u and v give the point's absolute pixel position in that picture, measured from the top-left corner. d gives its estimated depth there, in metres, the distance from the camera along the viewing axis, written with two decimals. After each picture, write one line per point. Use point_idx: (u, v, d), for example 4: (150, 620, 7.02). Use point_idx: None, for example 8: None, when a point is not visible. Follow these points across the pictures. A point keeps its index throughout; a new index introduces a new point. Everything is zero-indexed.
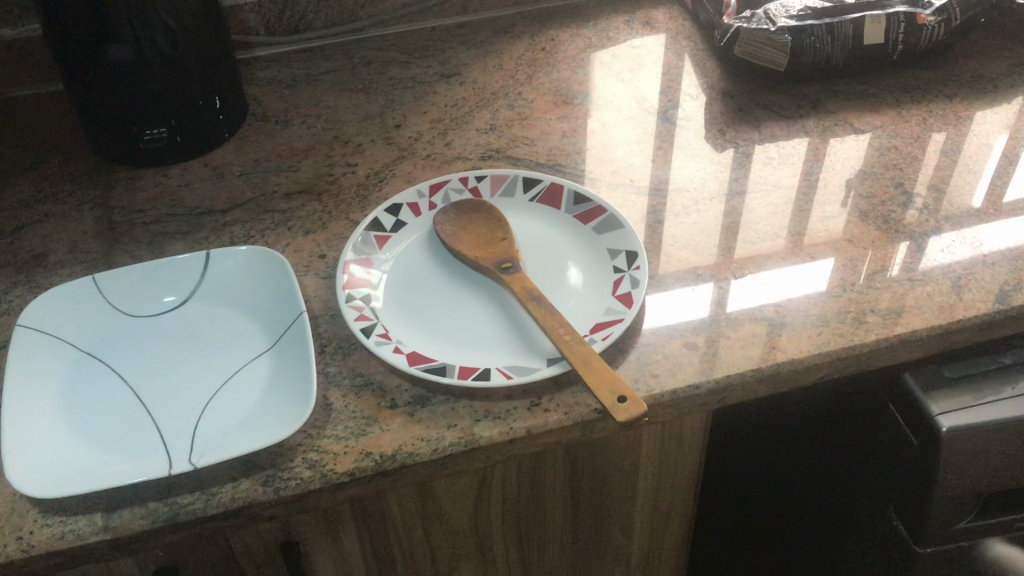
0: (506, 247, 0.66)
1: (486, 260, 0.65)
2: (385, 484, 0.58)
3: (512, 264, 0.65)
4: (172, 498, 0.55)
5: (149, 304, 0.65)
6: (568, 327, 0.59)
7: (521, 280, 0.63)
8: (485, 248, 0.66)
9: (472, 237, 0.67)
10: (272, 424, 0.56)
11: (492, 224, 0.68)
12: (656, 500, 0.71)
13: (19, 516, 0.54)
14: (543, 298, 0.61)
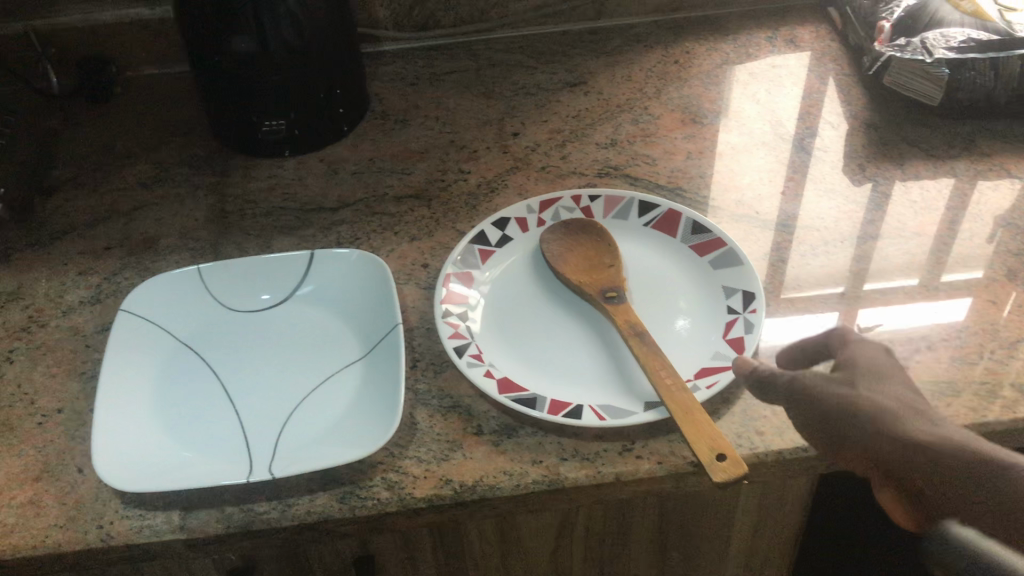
0: (612, 275, 0.63)
1: (591, 286, 0.62)
2: (462, 514, 0.56)
3: (617, 294, 0.61)
4: (249, 504, 0.54)
5: (246, 300, 0.65)
6: (669, 370, 0.55)
7: (625, 313, 0.60)
8: (591, 273, 0.63)
9: (578, 260, 0.64)
10: (352, 441, 0.55)
11: (601, 248, 0.65)
12: (751, 552, 0.67)
13: (102, 505, 0.54)
14: (646, 334, 0.58)
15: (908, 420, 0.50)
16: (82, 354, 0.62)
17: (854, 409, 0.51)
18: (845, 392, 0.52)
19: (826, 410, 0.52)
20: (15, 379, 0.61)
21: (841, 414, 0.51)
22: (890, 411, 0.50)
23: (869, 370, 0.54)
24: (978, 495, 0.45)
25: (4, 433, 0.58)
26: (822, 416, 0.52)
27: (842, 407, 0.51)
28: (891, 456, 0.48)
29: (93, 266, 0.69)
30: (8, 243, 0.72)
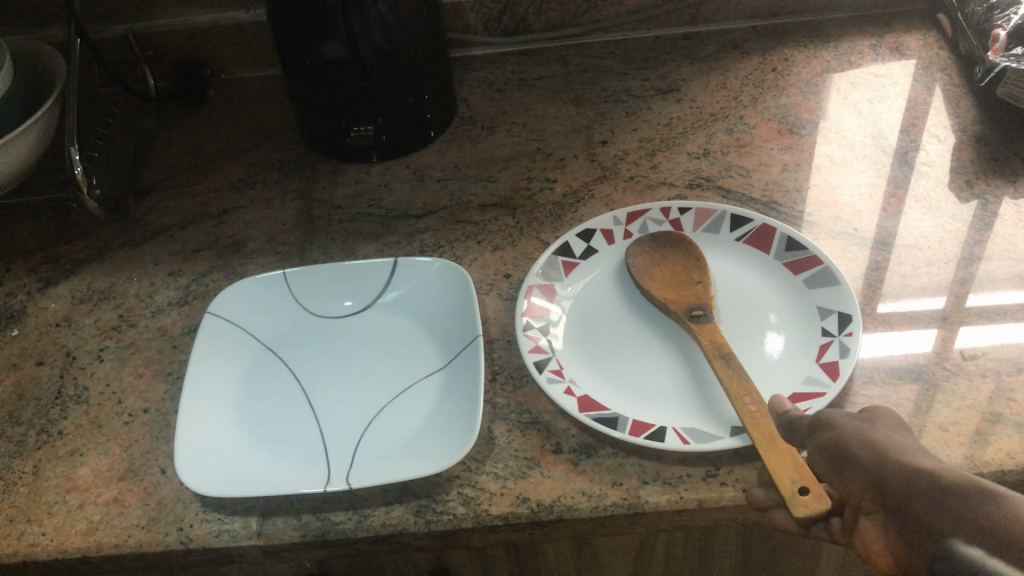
0: (699, 292, 0.61)
1: (676, 305, 0.60)
2: (539, 533, 0.54)
3: (703, 313, 0.59)
4: (325, 513, 0.54)
5: (329, 307, 0.65)
6: (755, 395, 0.53)
7: (710, 334, 0.57)
8: (676, 290, 0.61)
9: (664, 275, 0.62)
10: (428, 454, 0.54)
11: (688, 264, 0.63)
12: None
13: (182, 507, 0.54)
14: (732, 356, 0.56)
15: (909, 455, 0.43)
16: (168, 355, 0.63)
17: (860, 439, 0.45)
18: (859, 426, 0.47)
19: (832, 435, 0.47)
20: (104, 377, 0.62)
21: (846, 443, 0.46)
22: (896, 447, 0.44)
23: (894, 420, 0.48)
24: (963, 521, 0.38)
25: (92, 430, 0.59)
26: (826, 443, 0.46)
27: (847, 434, 0.46)
28: (887, 481, 0.42)
29: (183, 267, 0.70)
30: (103, 242, 0.73)
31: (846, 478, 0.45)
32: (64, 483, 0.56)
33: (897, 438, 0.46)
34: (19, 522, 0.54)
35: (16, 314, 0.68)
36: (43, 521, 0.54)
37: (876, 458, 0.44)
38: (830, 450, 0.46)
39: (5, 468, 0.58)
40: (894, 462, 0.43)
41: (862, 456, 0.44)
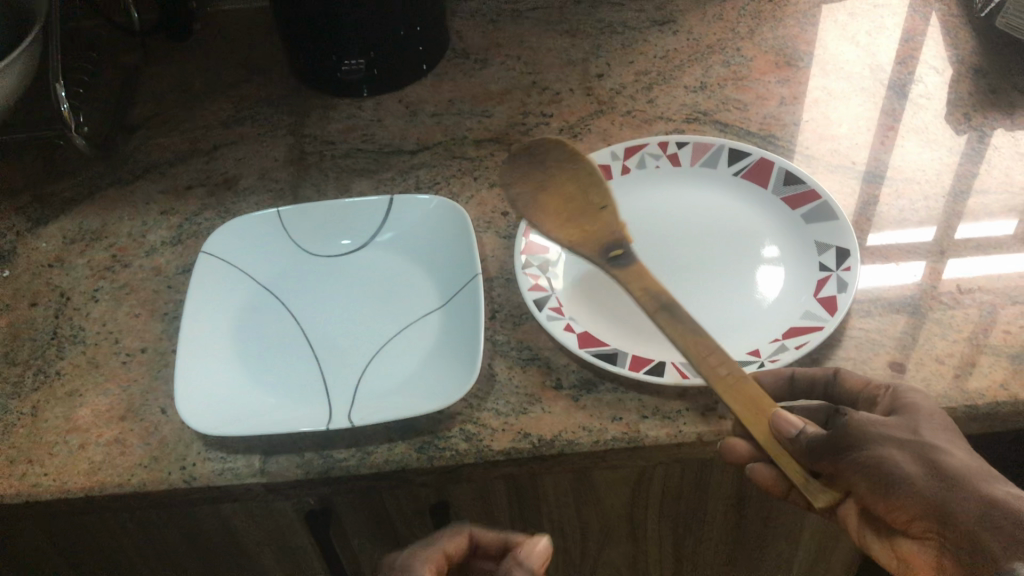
0: (605, 223, 0.57)
1: (595, 249, 0.56)
2: (540, 467, 0.55)
3: (621, 250, 0.55)
4: (328, 451, 0.54)
5: (326, 245, 0.65)
6: (717, 353, 0.47)
7: (638, 275, 0.53)
8: (582, 227, 0.58)
9: (561, 214, 0.59)
10: (430, 391, 0.54)
11: (580, 190, 0.60)
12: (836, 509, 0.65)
13: (184, 446, 0.55)
14: (676, 306, 0.50)
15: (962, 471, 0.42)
16: (164, 295, 0.63)
17: (908, 457, 0.43)
18: (901, 436, 0.44)
19: (872, 457, 0.43)
20: (100, 318, 0.62)
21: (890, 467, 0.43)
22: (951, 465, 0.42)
23: (935, 421, 0.45)
24: None
25: (91, 370, 0.59)
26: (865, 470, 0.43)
27: (893, 450, 0.43)
28: (950, 509, 0.41)
29: (175, 205, 0.69)
30: (91, 181, 0.72)
31: (895, 504, 0.43)
32: (65, 424, 0.56)
33: (945, 451, 0.43)
34: (21, 463, 0.54)
35: (8, 254, 0.67)
36: (45, 461, 0.54)
37: (936, 483, 0.42)
38: (870, 469, 0.43)
39: (4, 409, 0.57)
40: (959, 492, 0.42)
41: (920, 480, 0.42)
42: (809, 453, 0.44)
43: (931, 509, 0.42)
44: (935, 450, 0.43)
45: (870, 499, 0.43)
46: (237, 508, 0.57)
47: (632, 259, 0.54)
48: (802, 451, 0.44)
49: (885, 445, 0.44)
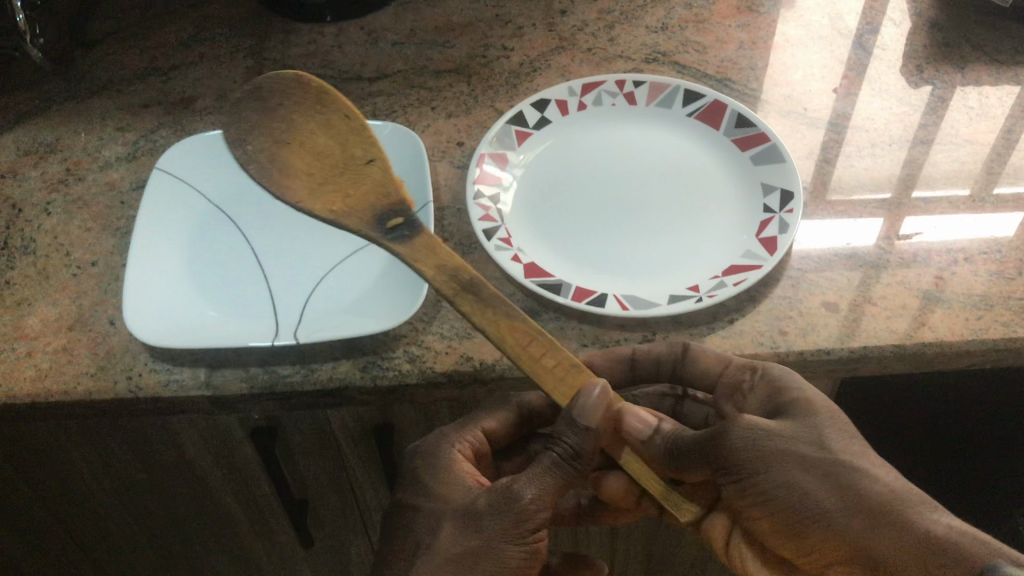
0: (373, 180, 0.53)
1: (369, 219, 0.51)
2: (481, 390, 0.57)
3: (400, 219, 0.50)
4: (273, 366, 0.55)
5: None
6: (537, 340, 0.46)
7: (428, 248, 0.49)
8: (344, 187, 0.53)
9: (315, 174, 0.53)
10: (374, 312, 0.55)
11: (337, 142, 0.54)
12: None
13: (131, 357, 0.55)
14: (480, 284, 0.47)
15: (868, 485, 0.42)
16: (116, 210, 0.63)
17: (805, 473, 0.44)
18: (798, 450, 0.44)
19: (761, 479, 0.45)
20: (52, 230, 0.62)
21: (786, 492, 0.44)
22: (853, 480, 0.43)
23: (835, 425, 0.45)
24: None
25: (41, 281, 0.59)
26: (757, 493, 0.45)
27: (791, 472, 0.44)
28: (857, 535, 0.42)
29: (131, 123, 0.69)
30: (48, 95, 0.72)
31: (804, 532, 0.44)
32: (13, 332, 0.57)
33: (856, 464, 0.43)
34: None
35: None
36: None
37: (856, 518, 0.42)
38: (766, 493, 0.45)
39: None
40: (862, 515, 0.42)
41: (819, 500, 0.43)
42: (667, 453, 0.48)
43: (852, 549, 0.42)
44: (840, 469, 0.43)
45: (771, 524, 0.46)
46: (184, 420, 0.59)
47: (413, 230, 0.50)
48: (662, 450, 0.48)
49: (776, 469, 0.44)
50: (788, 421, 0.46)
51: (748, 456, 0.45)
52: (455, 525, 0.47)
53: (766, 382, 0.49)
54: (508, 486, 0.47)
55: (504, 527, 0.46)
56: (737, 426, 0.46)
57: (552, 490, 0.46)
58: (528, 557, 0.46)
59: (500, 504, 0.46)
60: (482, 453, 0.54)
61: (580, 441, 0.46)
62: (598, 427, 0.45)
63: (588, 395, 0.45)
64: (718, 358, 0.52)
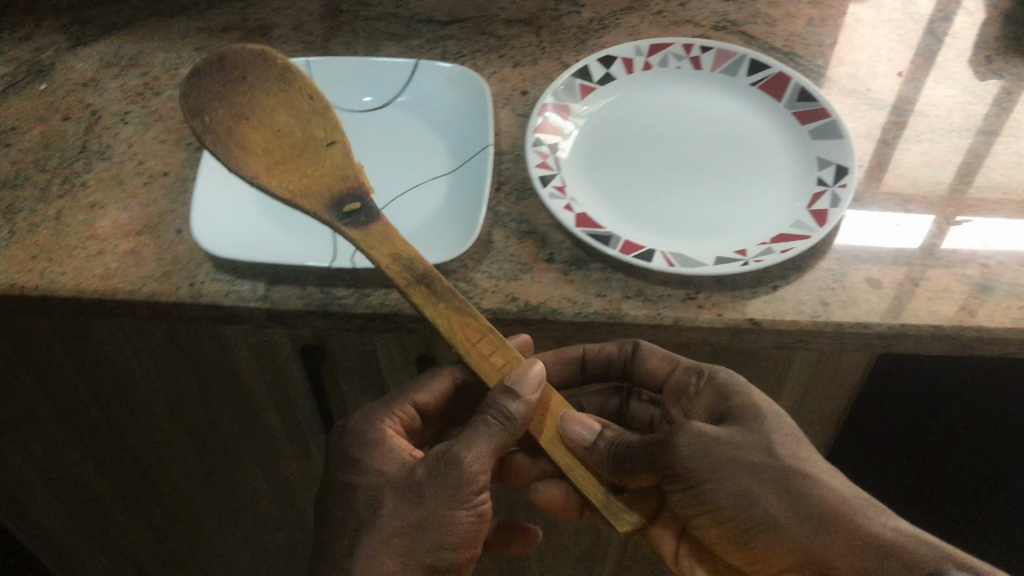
0: (334, 162, 0.55)
1: (327, 202, 0.53)
2: (524, 330, 0.59)
3: (359, 205, 0.53)
4: (329, 287, 0.58)
5: (348, 98, 0.67)
6: (487, 337, 0.50)
7: (384, 235, 0.51)
8: (303, 169, 0.55)
9: (273, 151, 0.55)
10: (426, 248, 0.58)
11: (298, 122, 0.56)
12: (802, 407, 0.69)
13: (195, 266, 0.58)
14: (435, 279, 0.50)
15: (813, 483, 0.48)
16: (189, 126, 0.66)
17: (752, 478, 0.49)
18: (745, 457, 0.50)
19: (710, 486, 0.50)
20: (127, 139, 0.65)
21: (733, 499, 0.49)
22: (796, 483, 0.48)
23: (778, 432, 0.51)
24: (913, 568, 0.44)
25: (114, 186, 0.62)
26: (707, 501, 0.50)
27: (738, 479, 0.49)
28: (802, 537, 0.47)
29: (209, 45, 0.71)
30: (132, 12, 0.74)
31: (751, 532, 0.50)
32: (85, 231, 0.60)
33: (804, 463, 0.49)
34: (41, 260, 0.58)
35: (45, 68, 0.70)
36: (64, 262, 0.58)
37: (804, 523, 0.47)
38: (715, 498, 0.50)
39: (30, 210, 0.61)
40: (807, 518, 0.47)
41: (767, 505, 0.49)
42: (609, 458, 0.51)
43: (802, 550, 0.48)
44: (788, 476, 0.49)
45: (720, 526, 0.51)
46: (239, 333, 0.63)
47: (370, 216, 0.52)
48: (603, 456, 0.51)
49: (728, 477, 0.49)
50: (733, 427, 0.52)
51: (699, 467, 0.50)
52: (395, 496, 0.52)
53: (710, 385, 0.56)
54: (446, 453, 0.51)
55: (446, 493, 0.51)
56: (686, 434, 0.51)
57: (490, 450, 0.51)
58: (473, 519, 0.52)
59: (437, 473, 0.51)
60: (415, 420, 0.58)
61: (519, 410, 0.49)
62: (533, 394, 0.49)
63: (522, 371, 0.49)
64: (666, 360, 0.59)
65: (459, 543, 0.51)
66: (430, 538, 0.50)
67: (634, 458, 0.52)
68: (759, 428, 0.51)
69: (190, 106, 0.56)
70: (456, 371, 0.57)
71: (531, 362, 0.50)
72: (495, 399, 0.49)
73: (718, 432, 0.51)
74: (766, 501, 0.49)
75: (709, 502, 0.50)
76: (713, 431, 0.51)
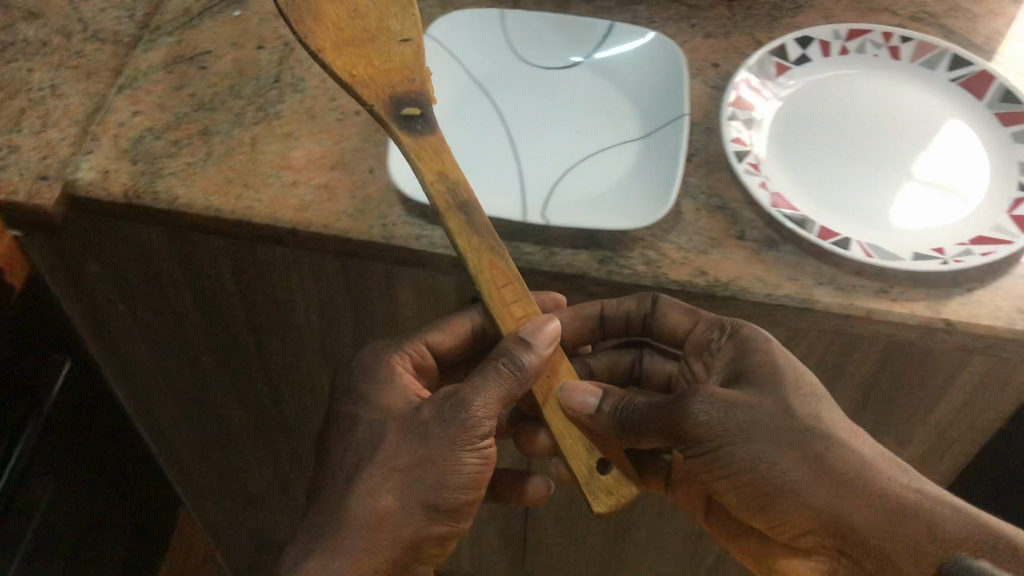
0: (400, 59, 0.57)
1: (387, 100, 0.56)
2: (707, 305, 0.58)
3: (417, 111, 0.55)
4: (517, 243, 0.58)
5: (540, 54, 0.66)
6: (511, 285, 0.52)
7: (433, 149, 0.54)
8: (370, 57, 0.57)
9: (342, 31, 0.57)
10: (619, 212, 0.57)
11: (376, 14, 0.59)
12: (958, 412, 0.68)
13: (386, 207, 0.59)
14: (472, 207, 0.53)
15: (831, 448, 0.49)
16: None
17: (767, 445, 0.50)
18: (758, 421, 0.50)
19: (726, 451, 0.50)
20: (321, 74, 0.66)
21: (747, 466, 0.50)
22: (814, 450, 0.49)
23: (794, 392, 0.51)
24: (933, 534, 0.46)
25: (307, 119, 0.63)
26: (722, 468, 0.51)
27: (749, 445, 0.50)
28: (821, 504, 0.49)
29: None
30: None
31: (765, 496, 0.51)
32: (280, 160, 0.61)
33: (827, 426, 0.50)
34: (238, 185, 0.60)
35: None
36: (260, 190, 0.60)
37: (822, 489, 0.49)
38: (727, 462, 0.50)
39: (226, 135, 0.62)
40: (826, 483, 0.49)
41: (784, 471, 0.49)
42: (610, 425, 0.53)
43: (823, 516, 0.49)
44: (810, 439, 0.49)
45: (728, 488, 0.52)
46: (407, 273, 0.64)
47: (427, 128, 0.55)
48: (607, 422, 0.53)
49: (748, 442, 0.50)
50: (746, 388, 0.51)
51: (713, 432, 0.50)
52: (398, 434, 0.53)
53: (733, 341, 0.54)
54: (455, 395, 0.52)
55: (453, 435, 0.51)
56: (695, 397, 0.51)
57: (499, 397, 0.51)
58: (481, 461, 0.52)
59: (445, 415, 0.52)
60: (424, 360, 0.60)
61: (530, 363, 0.51)
62: (546, 349, 0.51)
63: (537, 325, 0.51)
64: (687, 316, 0.55)
65: (464, 484, 0.52)
66: (432, 476, 0.51)
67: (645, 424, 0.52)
68: (768, 389, 0.51)
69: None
70: (473, 313, 0.59)
71: (547, 318, 0.52)
72: (510, 350, 0.51)
73: (728, 394, 0.51)
74: (781, 469, 0.49)
75: (723, 469, 0.51)
76: (719, 392, 0.51)
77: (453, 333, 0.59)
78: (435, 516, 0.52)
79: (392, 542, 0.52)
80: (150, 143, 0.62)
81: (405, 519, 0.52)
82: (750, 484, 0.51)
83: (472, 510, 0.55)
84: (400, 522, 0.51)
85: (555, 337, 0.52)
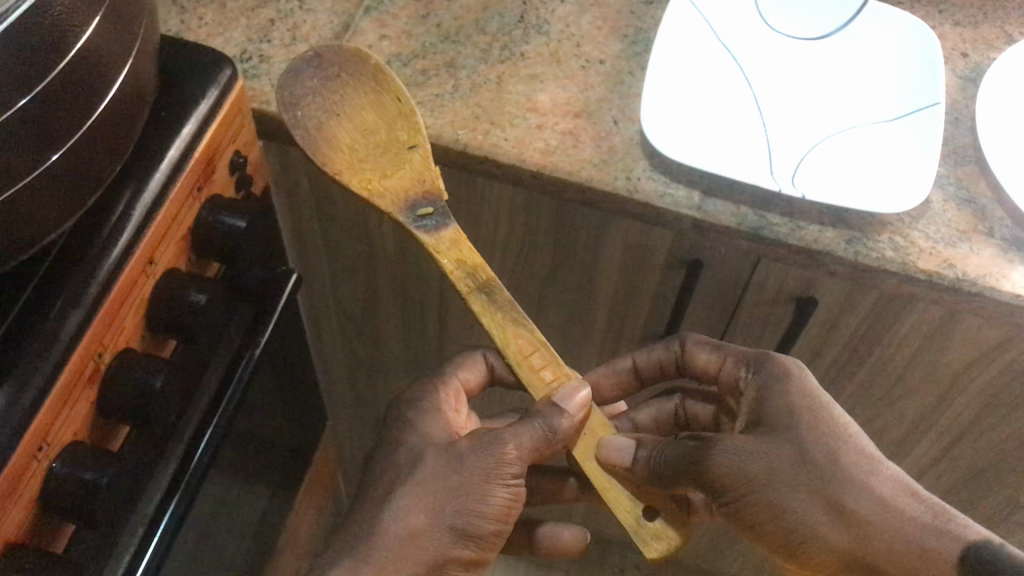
0: (415, 168, 0.56)
1: (401, 203, 0.55)
2: (945, 298, 0.57)
3: (432, 210, 0.54)
4: (763, 212, 0.57)
5: (788, 24, 0.65)
6: (538, 352, 0.53)
7: (454, 244, 0.53)
8: (385, 168, 0.56)
9: (358, 149, 0.56)
10: (872, 192, 0.56)
11: (387, 118, 0.57)
12: None
13: (632, 160, 0.59)
14: (491, 289, 0.52)
15: (847, 489, 0.51)
16: (624, 19, 0.66)
17: (785, 490, 0.53)
18: (773, 467, 0.53)
19: (750, 499, 0.54)
20: (564, 19, 0.66)
21: (772, 511, 0.53)
22: (832, 494, 0.52)
23: (812, 433, 0.53)
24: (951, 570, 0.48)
25: (552, 63, 0.63)
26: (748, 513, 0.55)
27: (767, 494, 0.53)
28: (846, 548, 0.51)
29: None
30: None
31: (792, 538, 0.53)
32: (526, 102, 0.61)
33: (842, 462, 0.52)
34: (484, 122, 0.60)
35: None
36: (507, 129, 0.60)
37: (845, 534, 0.51)
38: (753, 505, 0.54)
39: (472, 70, 0.63)
40: (848, 529, 0.51)
41: (803, 518, 0.52)
42: (648, 472, 0.55)
43: (849, 557, 0.52)
44: (827, 482, 0.52)
45: (756, 529, 0.55)
46: (622, 229, 0.64)
47: (442, 222, 0.54)
48: (645, 471, 0.55)
49: (768, 490, 0.53)
50: (765, 434, 0.55)
51: (736, 481, 0.54)
52: (438, 457, 0.56)
53: (758, 375, 0.58)
54: (494, 435, 0.55)
55: (490, 468, 0.54)
56: (721, 449, 0.55)
57: (532, 445, 0.54)
58: (510, 497, 0.55)
59: (481, 448, 0.55)
60: (460, 398, 0.66)
61: (562, 425, 0.52)
62: (578, 413, 0.53)
63: (568, 391, 0.52)
64: (714, 353, 0.62)
65: (491, 514, 0.54)
66: (465, 503, 0.54)
67: (679, 471, 0.56)
68: (785, 434, 0.54)
69: (285, 97, 0.57)
70: (488, 352, 0.68)
71: (580, 384, 0.53)
72: (544, 412, 0.52)
73: (746, 444, 0.54)
74: (800, 518, 0.52)
75: (753, 514, 0.54)
76: (738, 442, 0.54)
77: (475, 368, 0.67)
78: (463, 540, 0.55)
79: (424, 558, 0.54)
80: (398, 69, 0.62)
81: (435, 536, 0.54)
82: (778, 529, 0.54)
83: (500, 540, 0.57)
84: (433, 540, 0.54)
85: (585, 403, 0.53)
